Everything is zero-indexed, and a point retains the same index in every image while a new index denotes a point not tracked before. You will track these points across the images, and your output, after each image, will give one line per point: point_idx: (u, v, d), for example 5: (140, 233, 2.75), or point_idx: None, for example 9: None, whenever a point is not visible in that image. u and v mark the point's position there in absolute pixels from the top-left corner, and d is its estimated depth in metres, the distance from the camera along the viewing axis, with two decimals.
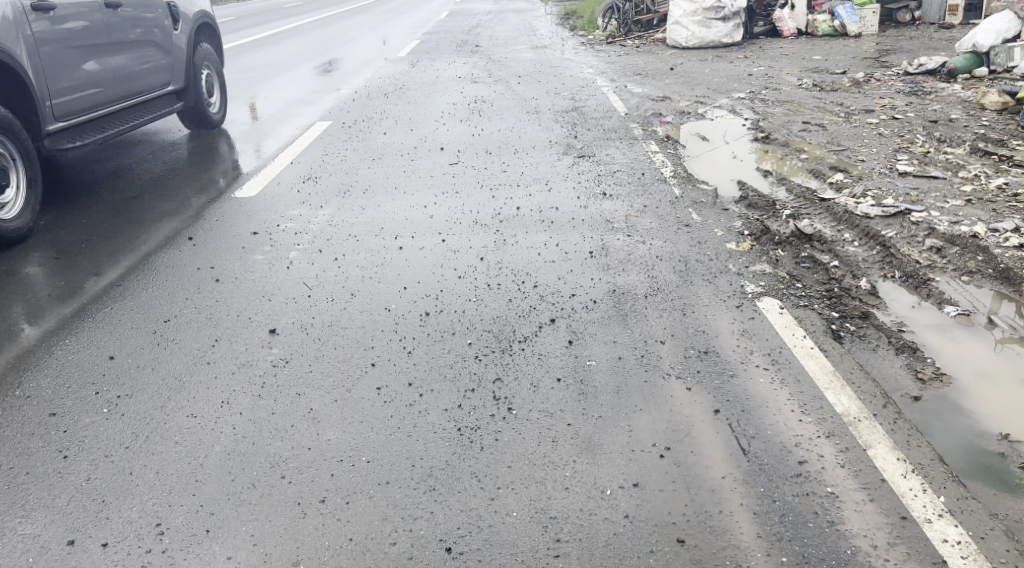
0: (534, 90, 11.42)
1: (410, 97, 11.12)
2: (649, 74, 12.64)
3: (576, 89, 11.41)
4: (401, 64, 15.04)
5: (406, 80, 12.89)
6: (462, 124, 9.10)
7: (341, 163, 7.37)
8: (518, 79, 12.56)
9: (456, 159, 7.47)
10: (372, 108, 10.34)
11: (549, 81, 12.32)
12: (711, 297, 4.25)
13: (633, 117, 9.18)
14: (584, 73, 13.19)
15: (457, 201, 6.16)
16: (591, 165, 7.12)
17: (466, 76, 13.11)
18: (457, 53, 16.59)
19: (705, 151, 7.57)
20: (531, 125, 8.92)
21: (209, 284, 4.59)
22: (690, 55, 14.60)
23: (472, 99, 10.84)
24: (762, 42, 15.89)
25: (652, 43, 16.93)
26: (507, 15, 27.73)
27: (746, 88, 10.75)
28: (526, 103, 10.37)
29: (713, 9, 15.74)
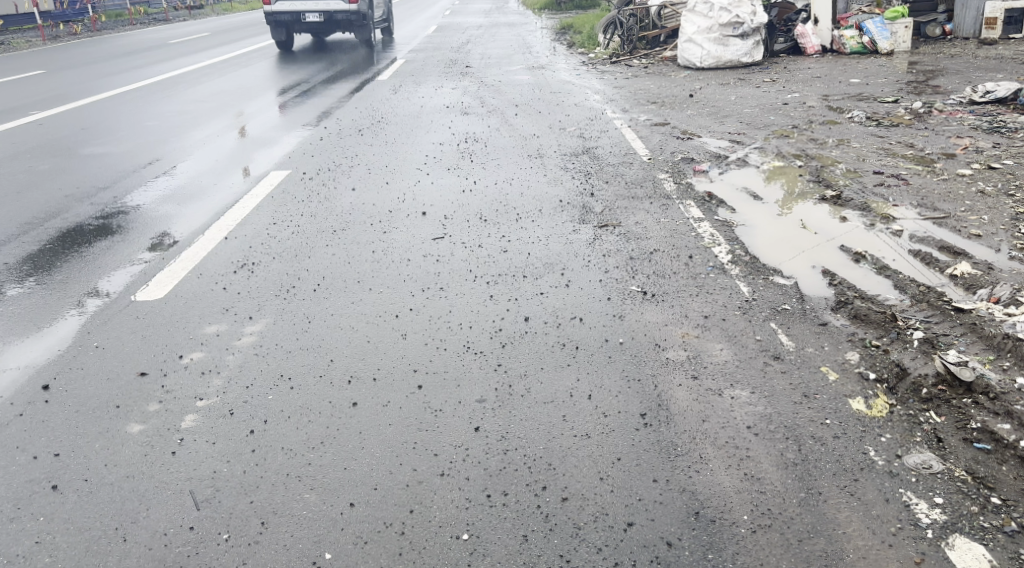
0: (537, 124, 9.83)
1: (389, 135, 9.43)
2: (665, 102, 11.05)
3: (586, 123, 9.81)
4: (383, 90, 13.41)
5: (387, 111, 11.22)
6: (450, 175, 7.47)
7: (290, 240, 5.65)
8: (516, 110, 10.93)
9: (441, 232, 5.77)
10: (344, 150, 8.64)
11: (553, 111, 10.72)
12: (860, 535, 2.56)
13: (659, 163, 7.58)
14: (591, 101, 11.60)
15: (441, 308, 4.46)
16: (619, 240, 5.47)
17: (456, 105, 11.49)
18: (446, 76, 15.00)
19: (761, 216, 5.91)
20: (536, 178, 7.25)
21: (40, 498, 2.89)
22: (706, 77, 13.05)
23: (463, 136, 9.22)
24: (784, 61, 14.35)
25: (661, 62, 15.37)
26: (500, 30, 26.19)
27: (785, 121, 9.16)
28: (528, 143, 8.77)
29: (730, 25, 14.15)
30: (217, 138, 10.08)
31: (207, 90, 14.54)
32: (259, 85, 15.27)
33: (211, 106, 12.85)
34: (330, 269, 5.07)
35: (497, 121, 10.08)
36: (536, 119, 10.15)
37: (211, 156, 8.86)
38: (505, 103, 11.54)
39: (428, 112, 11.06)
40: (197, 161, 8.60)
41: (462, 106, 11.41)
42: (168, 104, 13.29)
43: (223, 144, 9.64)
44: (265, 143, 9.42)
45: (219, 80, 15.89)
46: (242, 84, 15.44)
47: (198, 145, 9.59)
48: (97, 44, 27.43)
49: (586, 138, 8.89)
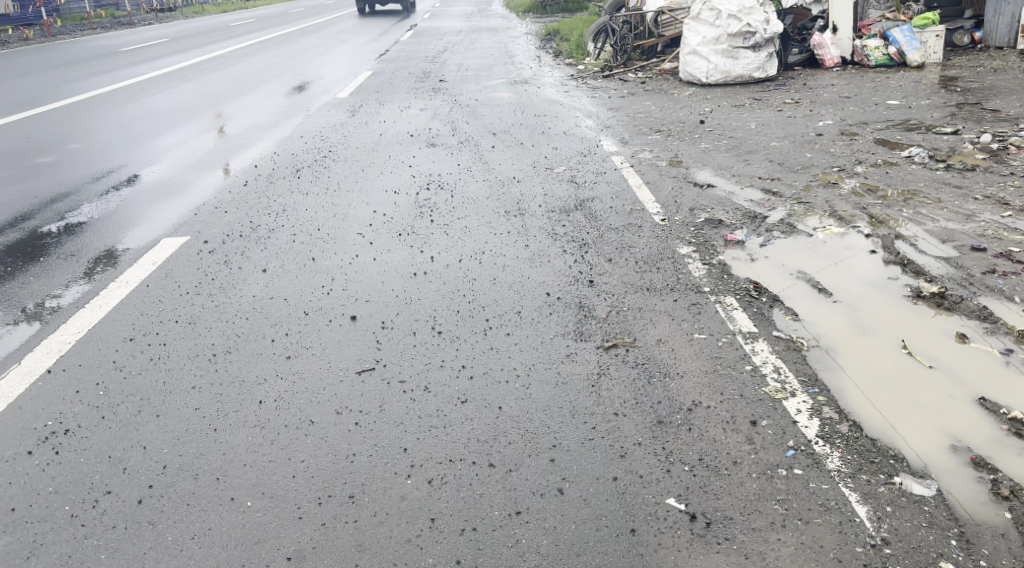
0: (518, 164, 8.08)
1: (336, 179, 7.60)
2: (670, 130, 9.30)
3: (578, 161, 8.06)
4: (340, 111, 11.61)
5: (339, 141, 9.39)
6: (402, 243, 5.71)
7: (142, 376, 3.80)
8: (494, 142, 9.17)
9: (372, 358, 3.92)
10: (273, 202, 6.82)
11: (539, 144, 8.98)
12: None
13: (675, 227, 5.82)
14: (583, 128, 9.85)
15: (345, 548, 2.62)
16: (635, 377, 3.66)
17: (423, 134, 9.72)
18: (417, 92, 13.24)
19: (835, 328, 4.13)
20: (514, 253, 5.47)
21: None
22: (715, 97, 11.35)
23: (425, 182, 7.48)
24: (800, 77, 12.67)
25: (659, 77, 13.66)
26: (481, 36, 24.40)
27: (823, 162, 7.45)
28: (507, 192, 7.02)
29: (741, 35, 12.41)
30: (123, 182, 8.24)
31: (138, 116, 12.68)
32: (200, 107, 13.43)
33: (134, 134, 10.98)
34: (181, 443, 3.23)
35: (470, 160, 8.32)
36: (518, 157, 8.38)
37: (106, 213, 7.06)
38: (481, 132, 9.76)
39: (389, 143, 9.23)
40: (85, 221, 6.80)
41: (430, 136, 9.61)
42: (87, 131, 11.42)
43: (126, 191, 7.83)
44: (179, 191, 7.60)
45: (155, 103, 14.03)
46: (181, 106, 13.59)
47: (96, 194, 7.78)
48: (46, 51, 25.43)
49: (580, 186, 7.13)
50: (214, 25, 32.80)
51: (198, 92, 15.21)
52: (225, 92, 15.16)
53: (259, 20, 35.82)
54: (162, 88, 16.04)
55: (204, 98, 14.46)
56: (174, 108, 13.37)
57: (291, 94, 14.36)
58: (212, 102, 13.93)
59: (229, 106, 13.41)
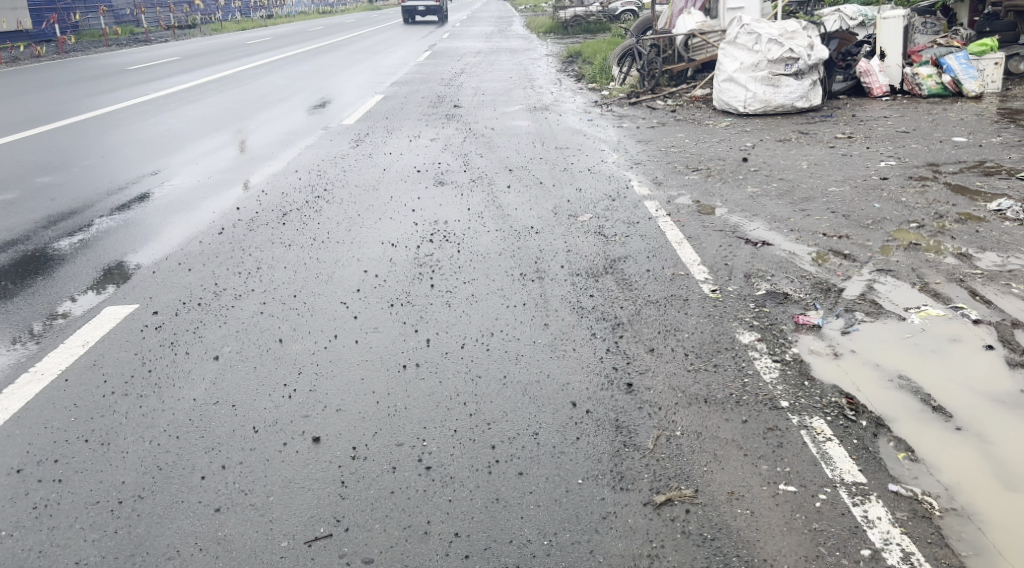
0: (536, 209, 7.03)
1: (325, 226, 6.58)
2: (710, 169, 8.22)
3: (605, 207, 6.99)
4: (344, 140, 10.66)
5: (336, 177, 8.39)
6: (394, 316, 4.66)
7: (13, 544, 2.77)
8: (509, 181, 8.12)
9: (329, 515, 2.88)
10: (246, 257, 5.80)
11: (560, 185, 7.93)
12: None
13: (731, 301, 4.72)
14: (610, 164, 8.79)
15: None
16: (701, 564, 2.56)
17: (430, 170, 8.70)
18: (429, 120, 12.27)
19: (968, 475, 3.02)
20: (530, 335, 4.39)
21: None
22: (755, 129, 10.28)
23: (429, 231, 6.45)
24: (847, 107, 11.57)
25: (691, 106, 12.62)
26: (499, 57, 23.45)
27: (896, 215, 6.33)
28: (523, 246, 5.98)
29: (781, 61, 11.36)
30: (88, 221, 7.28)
31: (129, 139, 11.80)
32: (195, 132, 12.50)
33: (118, 162, 10.06)
34: None
35: (481, 203, 7.30)
36: (537, 200, 7.33)
37: (57, 261, 6.08)
38: (495, 168, 8.72)
39: (391, 181, 8.21)
40: (30, 271, 5.83)
41: (438, 173, 8.59)
42: (69, 153, 10.53)
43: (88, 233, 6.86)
44: (144, 237, 6.61)
45: (150, 126, 13.15)
46: (176, 130, 12.67)
47: (52, 235, 6.80)
48: (54, 67, 24.84)
49: (609, 241, 6.06)
50: (230, 42, 32.21)
51: (197, 114, 14.31)
52: (225, 115, 14.24)
53: (275, 38, 35.16)
54: (162, 108, 15.18)
55: (202, 122, 13.55)
56: (168, 132, 12.45)
57: (294, 119, 13.43)
58: (211, 126, 13.05)
59: (226, 130, 12.50)
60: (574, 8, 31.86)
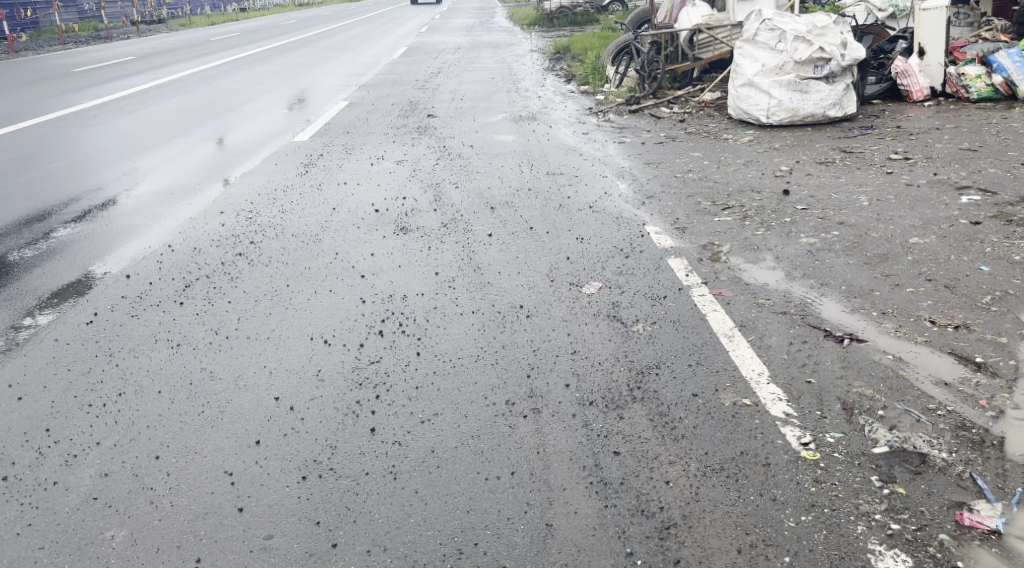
0: (527, 272, 5.32)
1: (237, 308, 4.79)
2: (744, 206, 6.55)
3: (618, 270, 5.29)
4: (293, 163, 8.91)
5: (271, 221, 6.61)
6: (305, 507, 2.90)
7: None
8: (491, 226, 6.41)
9: None
10: (111, 370, 4.04)
11: (557, 231, 6.22)
12: None
13: (838, 470, 3.01)
14: (617, 199, 7.10)
15: None
16: None
17: (393, 208, 6.97)
18: (398, 135, 10.53)
19: None
20: (521, 556, 2.63)
21: None
22: (785, 147, 8.61)
23: (378, 313, 4.71)
24: (886, 117, 9.93)
25: (701, 116, 10.94)
26: (480, 54, 21.63)
27: (1017, 284, 4.67)
28: (509, 343, 4.24)
29: (810, 63, 9.74)
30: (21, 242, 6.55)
31: (41, 159, 9.95)
32: (122, 150, 10.57)
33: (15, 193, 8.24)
34: None
35: (454, 261, 5.59)
36: (529, 256, 5.62)
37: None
38: (473, 207, 7.01)
39: (339, 228, 6.42)
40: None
41: (400, 212, 6.86)
42: None
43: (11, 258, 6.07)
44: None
45: (74, 140, 11.29)
46: (100, 148, 10.74)
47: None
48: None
49: (630, 330, 4.34)
50: (196, 39, 30.27)
51: (133, 126, 12.37)
52: (165, 127, 12.31)
53: (244, 34, 33.22)
54: (95, 119, 13.20)
55: (135, 137, 11.59)
56: (89, 150, 10.51)
57: (241, 132, 11.49)
58: (146, 141, 11.20)
59: (159, 148, 10.56)
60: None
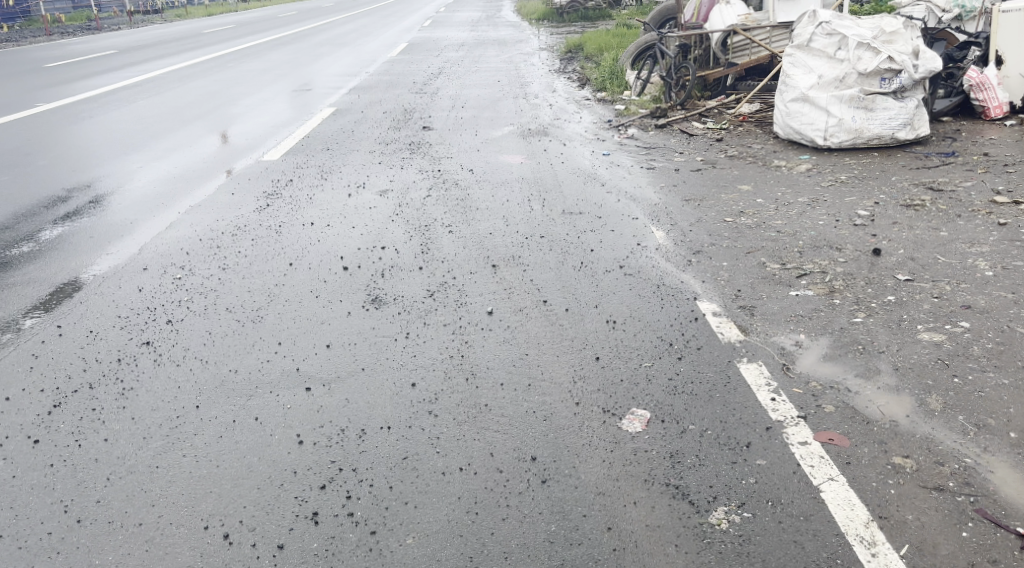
0: (541, 386, 3.77)
1: (110, 457, 3.21)
2: (825, 273, 5.01)
3: (670, 383, 3.75)
4: (257, 192, 7.39)
5: (204, 285, 5.08)
6: None
7: None
8: (491, 298, 4.89)
9: None
10: None
11: (580, 307, 4.70)
12: None
13: None
14: (653, 255, 5.58)
15: None
16: None
17: (367, 265, 5.45)
18: (387, 155, 9.01)
19: None
20: None
21: None
22: (854, 182, 7.05)
23: (315, 464, 3.13)
24: (966, 141, 8.34)
25: (741, 135, 9.37)
26: (485, 52, 20.03)
27: None
28: (513, 548, 2.67)
29: (878, 75, 8.15)
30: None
31: None
32: (65, 161, 9.03)
33: None
34: None
35: (439, 360, 4.07)
36: (542, 357, 4.07)
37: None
38: (470, 266, 5.49)
39: (285, 301, 4.81)
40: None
41: (376, 273, 5.33)
42: None
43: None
44: None
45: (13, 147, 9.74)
46: (40, 157, 9.20)
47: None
48: None
49: (704, 525, 2.75)
50: (185, 32, 28.73)
51: (88, 130, 10.83)
52: (123, 132, 10.74)
53: (238, 26, 31.65)
54: (49, 118, 11.65)
55: (86, 144, 10.04)
56: (27, 161, 8.96)
57: (204, 144, 9.90)
58: (97, 149, 9.66)
59: (108, 161, 9.01)
60: None
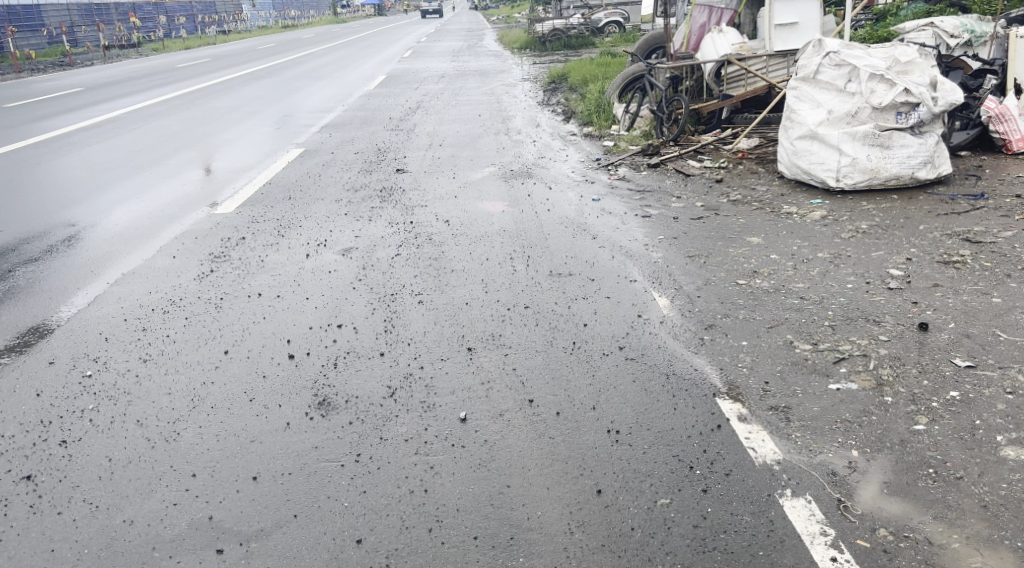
0: (527, 540, 2.90)
1: None
2: (867, 357, 4.18)
3: (696, 534, 2.89)
4: (202, 254, 6.50)
5: (117, 389, 4.20)
6: None
7: None
8: (465, 396, 4.00)
9: None
10: None
11: (573, 409, 3.82)
12: None
13: None
14: (658, 331, 4.72)
15: None
16: None
17: (318, 352, 4.57)
18: (354, 204, 8.14)
19: None
20: None
21: None
22: (878, 233, 6.27)
23: None
24: (992, 180, 7.60)
25: (743, 175, 8.60)
26: (465, 83, 19.28)
27: None
28: None
29: (894, 109, 7.41)
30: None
31: None
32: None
33: None
34: None
35: (396, 498, 3.18)
36: (527, 491, 3.20)
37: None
38: (440, 349, 4.62)
39: (209, 412, 3.93)
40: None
41: (327, 363, 4.44)
42: None
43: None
44: None
45: None
46: None
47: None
48: None
49: None
50: (157, 66, 27.86)
51: (32, 178, 9.95)
52: (71, 179, 9.86)
53: (213, 60, 30.83)
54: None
55: (27, 195, 9.16)
56: None
57: (154, 193, 9.02)
58: (37, 202, 8.77)
59: (45, 216, 8.12)
60: (553, 21, 27.88)
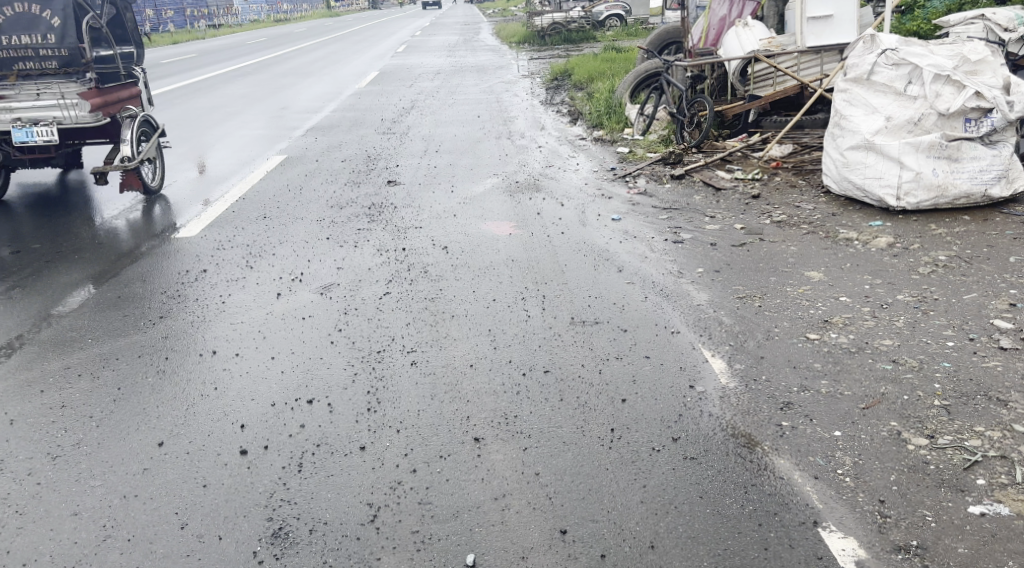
0: None
1: None
2: (1007, 462, 3.15)
3: None
4: (155, 295, 5.45)
5: (11, 507, 3.19)
6: None
7: None
8: (471, 523, 2.97)
9: None
10: None
11: (622, 549, 2.80)
12: None
13: None
14: (720, 411, 3.67)
15: None
16: None
17: (280, 446, 3.52)
18: (338, 225, 7.06)
19: None
20: None
21: None
22: (962, 267, 5.23)
23: None
24: None
25: (782, 189, 7.55)
26: (462, 80, 18.13)
27: None
28: None
29: (965, 116, 6.35)
30: (37, 120, 7.11)
31: None
32: None
33: None
34: None
35: None
36: None
37: (82, 48, 7.31)
38: (437, 438, 3.55)
39: (122, 552, 2.92)
40: (53, 23, 7.20)
41: (290, 464, 3.39)
42: None
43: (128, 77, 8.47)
44: None
45: None
46: None
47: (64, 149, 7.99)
48: None
49: None
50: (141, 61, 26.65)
51: None
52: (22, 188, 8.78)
53: (200, 54, 29.63)
54: None
55: None
56: None
57: (111, 207, 7.92)
58: None
59: None
60: (552, 14, 26.68)
